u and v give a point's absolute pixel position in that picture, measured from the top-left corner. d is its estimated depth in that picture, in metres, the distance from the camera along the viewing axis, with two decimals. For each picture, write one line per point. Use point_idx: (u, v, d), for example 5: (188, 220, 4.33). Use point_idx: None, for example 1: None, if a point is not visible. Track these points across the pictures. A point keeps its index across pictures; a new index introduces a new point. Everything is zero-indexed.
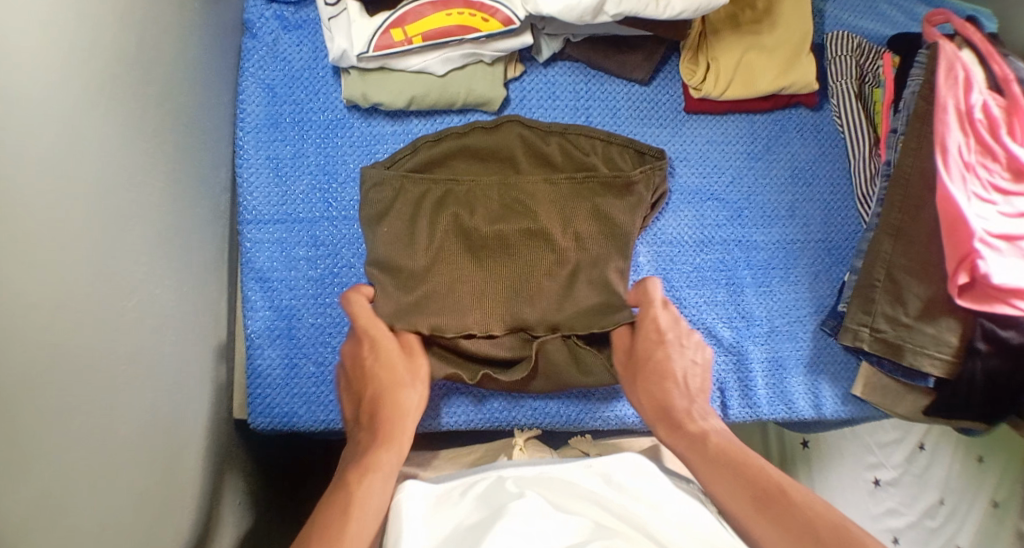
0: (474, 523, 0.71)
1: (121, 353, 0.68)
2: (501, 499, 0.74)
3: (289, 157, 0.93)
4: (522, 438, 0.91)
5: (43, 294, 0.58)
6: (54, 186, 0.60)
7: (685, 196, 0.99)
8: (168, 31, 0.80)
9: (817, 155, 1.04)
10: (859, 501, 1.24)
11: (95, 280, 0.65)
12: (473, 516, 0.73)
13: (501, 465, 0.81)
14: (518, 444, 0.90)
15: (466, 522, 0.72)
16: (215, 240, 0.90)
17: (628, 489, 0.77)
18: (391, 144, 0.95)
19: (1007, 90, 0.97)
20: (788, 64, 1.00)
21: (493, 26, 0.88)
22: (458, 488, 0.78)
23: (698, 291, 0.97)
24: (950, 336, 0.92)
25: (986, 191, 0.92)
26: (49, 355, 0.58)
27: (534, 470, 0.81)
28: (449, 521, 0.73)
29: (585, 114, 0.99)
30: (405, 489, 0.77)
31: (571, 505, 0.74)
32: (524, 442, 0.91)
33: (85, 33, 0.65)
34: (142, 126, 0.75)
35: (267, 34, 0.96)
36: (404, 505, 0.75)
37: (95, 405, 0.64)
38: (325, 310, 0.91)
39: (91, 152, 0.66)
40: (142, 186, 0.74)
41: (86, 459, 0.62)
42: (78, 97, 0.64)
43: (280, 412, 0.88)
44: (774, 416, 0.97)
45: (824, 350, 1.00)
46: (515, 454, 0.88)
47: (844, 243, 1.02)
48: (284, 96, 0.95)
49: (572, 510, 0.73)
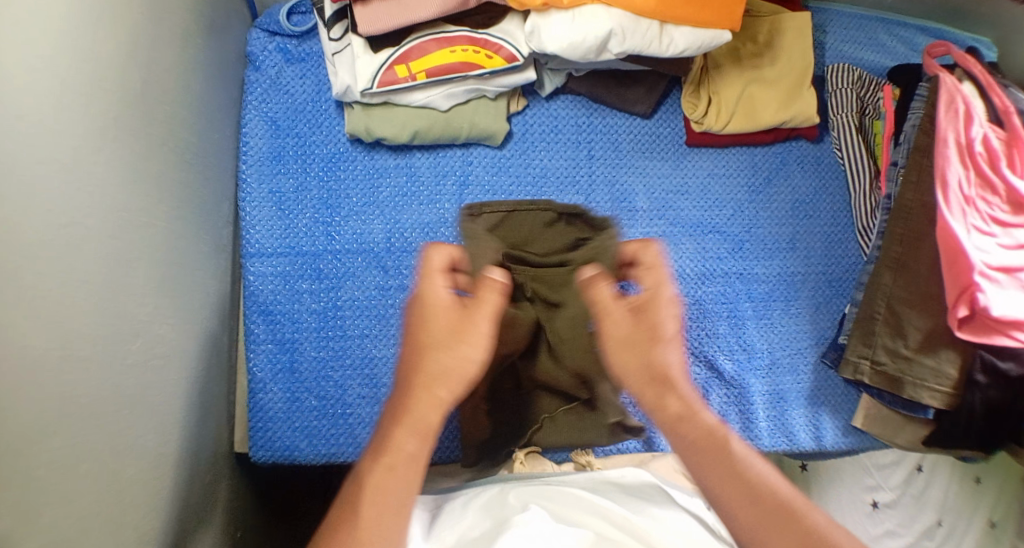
0: (480, 535, 0.72)
1: (127, 396, 0.68)
2: (505, 512, 0.75)
3: (292, 191, 0.93)
4: (523, 453, 0.90)
5: (50, 344, 0.58)
6: (62, 239, 0.61)
7: (687, 228, 1.00)
8: (173, 67, 0.80)
9: (818, 187, 1.05)
10: (858, 521, 1.24)
11: (101, 325, 0.65)
12: (476, 527, 0.74)
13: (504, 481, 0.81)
14: (518, 456, 0.89)
15: (469, 534, 0.73)
16: (218, 273, 0.90)
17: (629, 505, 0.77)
18: (394, 177, 0.95)
19: (1008, 122, 0.97)
20: (789, 98, 1.00)
21: (497, 62, 0.88)
22: (460, 500, 0.78)
23: (699, 324, 0.98)
24: (950, 368, 0.93)
25: (986, 223, 0.92)
26: (58, 407, 0.59)
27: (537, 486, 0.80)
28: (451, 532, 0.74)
29: (587, 148, 0.99)
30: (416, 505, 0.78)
31: (573, 517, 0.75)
32: (525, 456, 0.90)
33: (89, 79, 0.65)
34: (146, 162, 0.74)
35: (271, 67, 0.96)
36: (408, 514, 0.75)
37: (101, 453, 0.64)
38: (327, 344, 0.90)
39: (95, 193, 0.66)
40: (146, 222, 0.74)
41: (92, 509, 0.62)
42: (83, 146, 0.64)
43: (282, 447, 0.87)
44: (776, 449, 0.96)
45: (825, 382, 1.00)
46: (515, 468, 0.88)
47: (845, 274, 1.03)
48: (287, 128, 0.95)
49: (573, 520, 0.75)
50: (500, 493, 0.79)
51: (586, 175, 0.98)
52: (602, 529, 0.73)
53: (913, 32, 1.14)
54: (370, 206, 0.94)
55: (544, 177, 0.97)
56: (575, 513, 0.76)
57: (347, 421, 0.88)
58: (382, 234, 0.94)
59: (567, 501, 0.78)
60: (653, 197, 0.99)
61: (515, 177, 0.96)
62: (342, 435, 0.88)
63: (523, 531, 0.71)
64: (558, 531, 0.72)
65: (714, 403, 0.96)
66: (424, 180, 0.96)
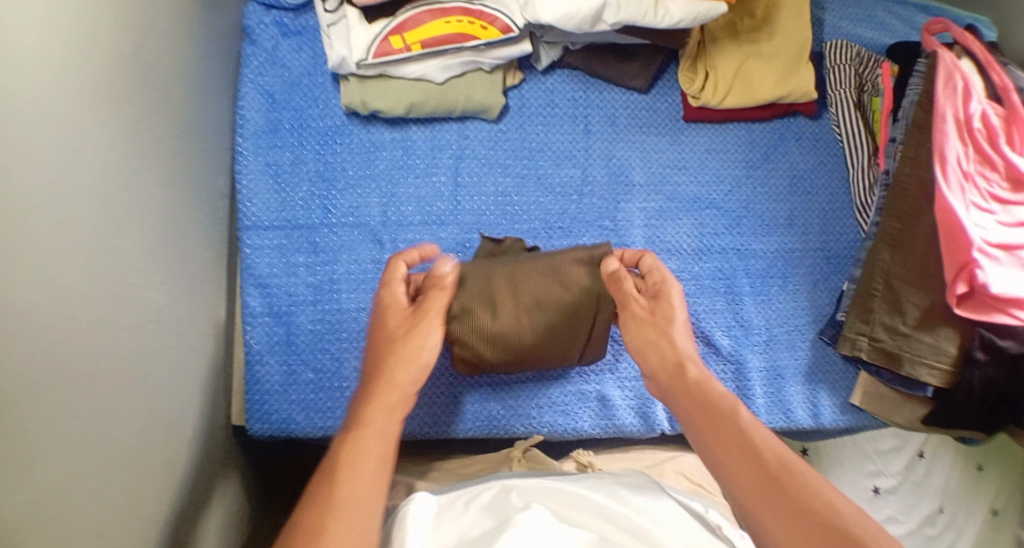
0: (480, 535, 0.66)
1: (117, 358, 0.68)
2: (507, 511, 0.69)
3: (288, 163, 0.93)
4: (522, 451, 0.88)
5: (39, 299, 0.58)
6: (48, 194, 0.60)
7: (684, 204, 0.99)
8: (167, 34, 0.80)
9: (816, 164, 1.04)
10: (860, 508, 1.20)
11: (90, 285, 0.65)
12: (478, 527, 0.68)
13: (505, 475, 0.75)
14: (518, 457, 0.88)
15: (470, 534, 0.67)
16: (215, 244, 0.90)
17: (630, 500, 0.71)
18: (391, 151, 0.95)
19: (1007, 98, 0.96)
20: (786, 71, 1.00)
21: (492, 33, 0.89)
22: (461, 497, 0.73)
23: (697, 299, 0.97)
24: (949, 346, 0.92)
25: (985, 200, 0.91)
26: (49, 361, 0.59)
27: (538, 480, 0.74)
28: (454, 532, 0.68)
29: (583, 122, 0.99)
30: (412, 498, 0.70)
31: (575, 516, 0.70)
32: (524, 454, 0.88)
33: (80, 42, 0.65)
34: (138, 125, 0.74)
35: (267, 40, 0.96)
36: (409, 511, 0.69)
37: (90, 413, 0.64)
38: (324, 317, 0.90)
39: (88, 154, 0.66)
40: (138, 187, 0.74)
41: (80, 466, 0.62)
42: (72, 104, 0.64)
43: (279, 418, 0.87)
44: (774, 426, 0.96)
45: (823, 359, 0.99)
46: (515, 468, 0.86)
47: (844, 251, 1.02)
48: (283, 102, 0.95)
49: (575, 521, 0.69)
50: (502, 490, 0.73)
51: (583, 150, 0.98)
52: (604, 530, 0.68)
53: (911, 11, 1.13)
54: (367, 179, 0.94)
55: (540, 152, 0.97)
56: (575, 513, 0.70)
57: (344, 394, 0.88)
58: (378, 207, 0.93)
59: (569, 502, 0.71)
60: (650, 172, 0.99)
61: (511, 152, 0.97)
62: (336, 408, 0.88)
63: (527, 528, 0.65)
64: (561, 528, 0.66)
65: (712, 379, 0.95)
66: (421, 154, 0.96)
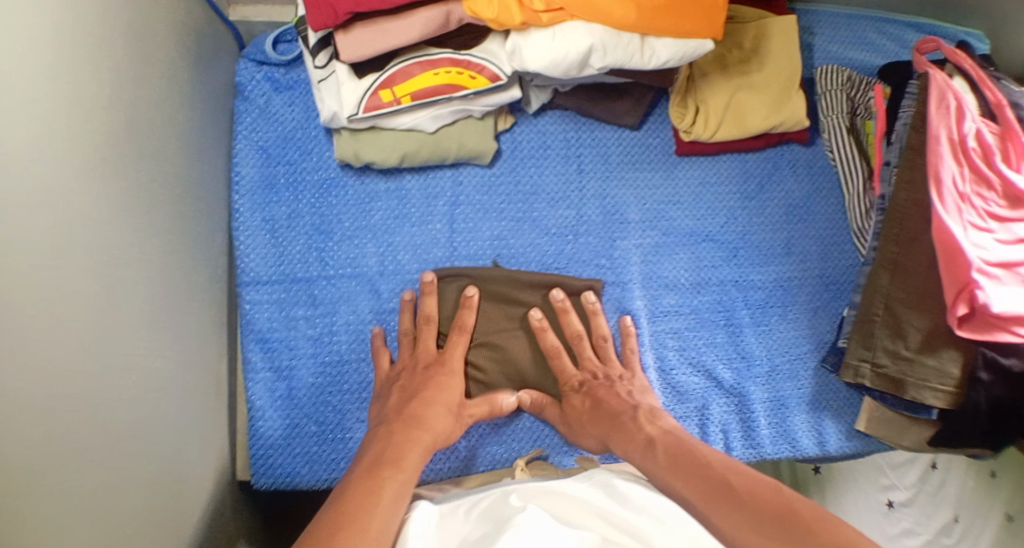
0: (480, 536, 0.67)
1: (121, 430, 0.68)
2: (505, 512, 0.70)
3: (284, 218, 0.94)
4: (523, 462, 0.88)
5: (43, 383, 0.59)
6: (48, 276, 0.61)
7: (680, 238, 1.00)
8: (160, 98, 0.81)
9: (811, 191, 1.04)
10: (875, 521, 1.20)
11: (91, 361, 0.65)
12: (478, 529, 0.69)
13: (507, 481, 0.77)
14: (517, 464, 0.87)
15: (470, 537, 0.68)
16: (214, 301, 0.91)
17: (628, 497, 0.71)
18: (386, 201, 0.96)
19: (1001, 115, 0.96)
20: (777, 101, 1.00)
21: (481, 82, 0.89)
22: (463, 505, 0.74)
23: (697, 333, 0.97)
24: (952, 368, 0.92)
25: (983, 219, 0.91)
26: (55, 444, 0.59)
27: (538, 485, 0.75)
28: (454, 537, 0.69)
29: (576, 161, 1.00)
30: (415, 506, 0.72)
31: (574, 519, 0.70)
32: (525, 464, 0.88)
33: (74, 124, 0.65)
34: (135, 190, 0.75)
35: (259, 95, 0.97)
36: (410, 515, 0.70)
37: (95, 487, 0.64)
38: (325, 370, 0.91)
39: (86, 231, 0.66)
40: (137, 253, 0.74)
41: (87, 539, 0.63)
42: (73, 187, 0.65)
43: (284, 471, 0.88)
44: (779, 456, 0.96)
45: (826, 386, 0.99)
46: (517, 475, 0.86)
47: (842, 278, 1.02)
48: (277, 156, 0.96)
49: (575, 523, 0.69)
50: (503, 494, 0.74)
51: (577, 190, 0.99)
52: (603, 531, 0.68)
53: (903, 29, 1.13)
54: (363, 229, 0.95)
55: (535, 194, 0.98)
56: (575, 515, 0.71)
57: (347, 444, 0.89)
58: (375, 257, 0.94)
59: (568, 505, 0.72)
60: (646, 209, 1.00)
61: (505, 196, 0.97)
62: (340, 459, 0.89)
63: (525, 530, 0.65)
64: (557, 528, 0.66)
65: (715, 413, 0.95)
66: (416, 202, 0.96)
